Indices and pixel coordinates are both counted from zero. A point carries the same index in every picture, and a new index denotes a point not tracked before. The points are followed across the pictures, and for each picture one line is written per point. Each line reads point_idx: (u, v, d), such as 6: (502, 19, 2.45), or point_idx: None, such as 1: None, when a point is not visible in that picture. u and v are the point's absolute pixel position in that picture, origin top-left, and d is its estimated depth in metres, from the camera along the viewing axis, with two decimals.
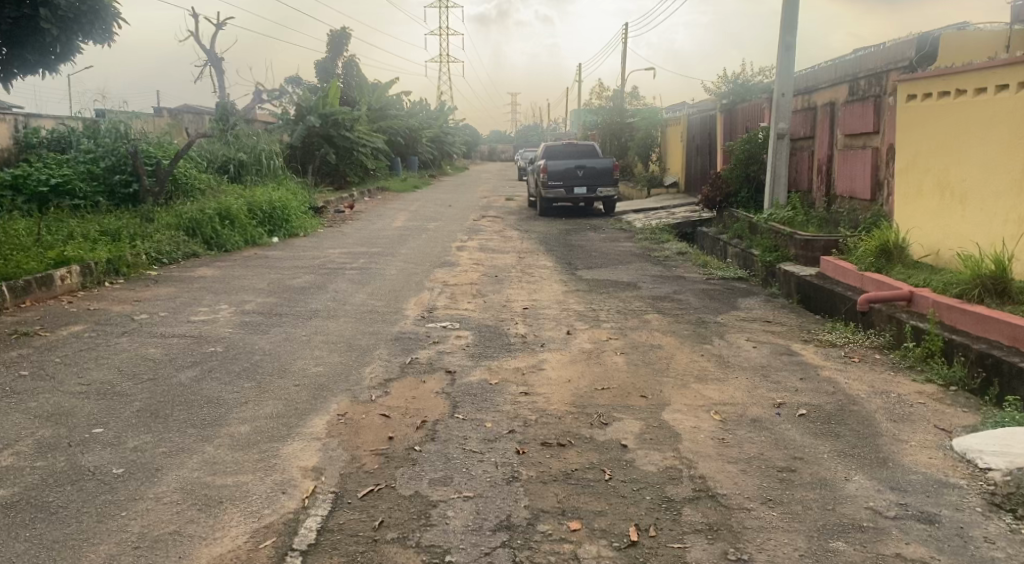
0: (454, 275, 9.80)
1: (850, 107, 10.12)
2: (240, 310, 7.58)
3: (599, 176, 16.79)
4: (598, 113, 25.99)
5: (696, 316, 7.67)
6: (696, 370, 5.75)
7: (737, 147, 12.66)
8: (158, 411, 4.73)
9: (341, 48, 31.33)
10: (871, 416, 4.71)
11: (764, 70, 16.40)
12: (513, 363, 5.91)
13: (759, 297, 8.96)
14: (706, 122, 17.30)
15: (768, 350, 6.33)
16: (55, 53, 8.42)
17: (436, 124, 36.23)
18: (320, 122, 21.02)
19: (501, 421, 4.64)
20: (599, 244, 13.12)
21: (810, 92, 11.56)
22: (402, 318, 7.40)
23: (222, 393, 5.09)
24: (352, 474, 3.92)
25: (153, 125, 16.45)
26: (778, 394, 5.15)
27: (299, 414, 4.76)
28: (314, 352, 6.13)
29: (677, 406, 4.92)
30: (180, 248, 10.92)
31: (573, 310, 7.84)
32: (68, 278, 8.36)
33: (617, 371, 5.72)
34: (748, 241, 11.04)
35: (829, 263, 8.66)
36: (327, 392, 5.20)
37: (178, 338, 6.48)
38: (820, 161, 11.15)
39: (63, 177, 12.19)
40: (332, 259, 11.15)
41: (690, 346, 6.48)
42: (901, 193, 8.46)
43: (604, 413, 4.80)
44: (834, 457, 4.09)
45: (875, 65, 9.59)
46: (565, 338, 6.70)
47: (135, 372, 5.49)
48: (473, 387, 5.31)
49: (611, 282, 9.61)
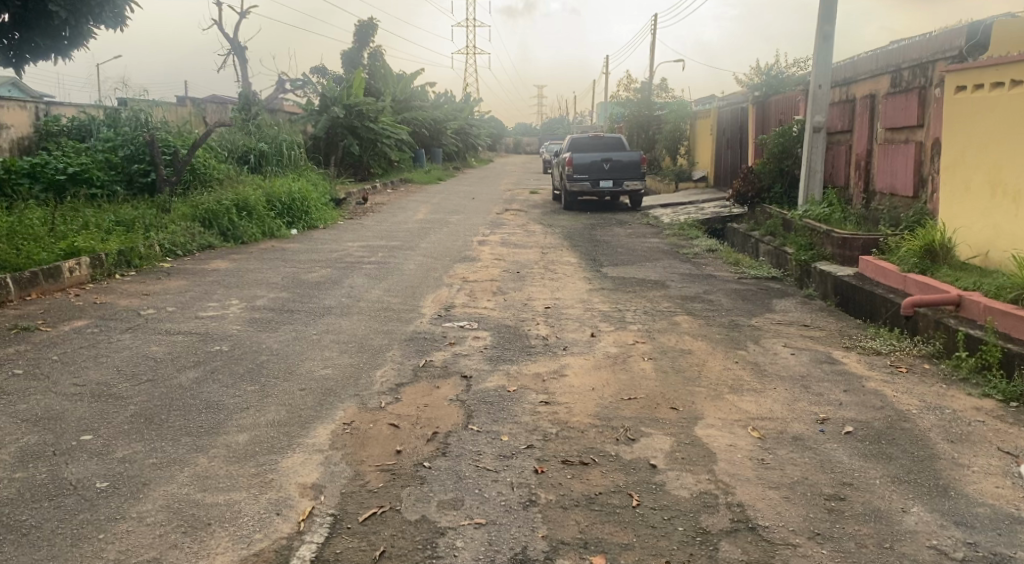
0: (475, 271, 9.45)
1: (892, 99, 9.60)
2: (250, 306, 7.27)
3: (626, 170, 16.33)
4: (624, 105, 25.52)
5: (728, 318, 7.26)
6: (729, 380, 5.35)
7: (770, 141, 12.16)
8: (153, 417, 4.43)
9: (367, 39, 31.03)
10: (925, 435, 4.31)
11: (799, 61, 15.86)
12: (533, 369, 5.54)
13: (794, 299, 8.51)
14: (738, 115, 16.79)
15: (807, 357, 5.92)
16: (66, 38, 8.24)
17: (461, 115, 35.93)
18: (344, 113, 20.74)
19: (518, 435, 4.28)
20: (625, 240, 12.70)
21: (849, 84, 11.04)
22: (418, 316, 7.05)
23: (223, 398, 4.78)
24: (355, 493, 3.59)
25: (174, 114, 16.26)
26: (821, 408, 4.75)
27: (302, 423, 4.44)
28: (324, 353, 5.80)
29: (711, 420, 4.54)
30: (196, 239, 10.67)
31: (597, 311, 7.45)
32: (77, 270, 8.11)
33: (645, 379, 5.33)
34: (782, 239, 10.57)
35: (868, 264, 8.19)
36: (332, 397, 4.87)
37: (183, 335, 6.17)
38: (858, 156, 10.63)
39: (81, 165, 11.99)
40: (350, 253, 10.83)
41: (723, 352, 6.07)
42: (947, 190, 7.97)
43: (631, 426, 4.42)
44: (887, 484, 3.70)
45: (921, 55, 9.07)
46: (589, 341, 6.32)
47: (134, 373, 5.19)
48: (489, 395, 4.95)
49: (638, 280, 9.19)
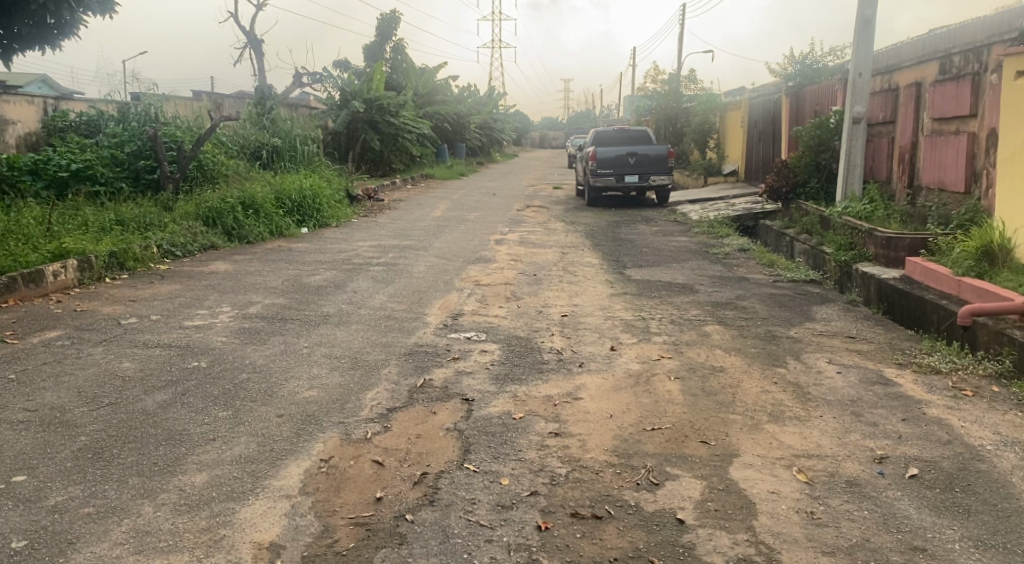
0: (489, 274, 8.83)
1: (940, 87, 8.82)
2: (241, 314, 6.69)
3: (652, 164, 15.59)
4: (651, 97, 24.83)
5: (763, 329, 6.56)
6: (768, 405, 4.66)
7: (805, 133, 11.40)
8: (102, 451, 3.85)
9: (390, 34, 30.39)
10: (1009, 480, 3.62)
11: (837, 50, 15.04)
12: (543, 390, 4.89)
13: (835, 305, 7.78)
14: (770, 106, 16.02)
15: (856, 377, 5.23)
16: (56, 29, 8.09)
17: (486, 109, 35.33)
18: (365, 107, 20.14)
19: (520, 477, 3.65)
20: (651, 238, 12.00)
21: (891, 72, 10.24)
22: (422, 326, 6.43)
23: (188, 426, 4.19)
24: (318, 559, 3.02)
25: (185, 108, 15.81)
26: (877, 443, 4.07)
27: (272, 459, 3.84)
28: (312, 370, 5.21)
29: (748, 459, 3.88)
30: (197, 239, 10.14)
31: (619, 320, 6.78)
32: (62, 274, 7.58)
33: (670, 404, 4.67)
34: (819, 238, 9.83)
35: (917, 266, 7.45)
36: (312, 425, 4.26)
37: (160, 349, 5.61)
38: (902, 149, 9.85)
39: (85, 162, 11.50)
40: (359, 253, 10.26)
41: (759, 370, 5.38)
42: (1007, 184, 7.21)
43: (654, 467, 3.77)
44: (968, 551, 3.05)
45: (973, 38, 8.29)
46: (608, 356, 5.67)
47: (95, 395, 4.60)
48: (491, 423, 4.32)
49: (664, 284, 8.51)
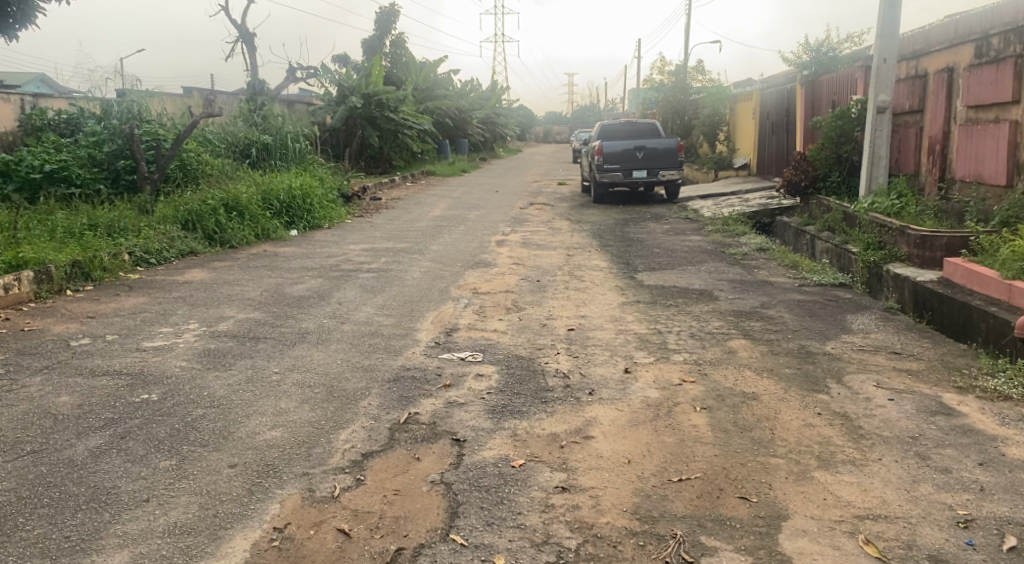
0: (487, 281, 8.06)
1: (977, 71, 8.03)
2: (208, 333, 5.95)
3: (662, 158, 14.80)
4: (658, 90, 23.99)
5: (795, 344, 5.80)
6: (815, 446, 3.91)
7: (825, 124, 10.60)
8: (4, 521, 3.15)
9: (389, 27, 29.59)
10: None
11: (853, 36, 14.22)
12: (547, 427, 4.14)
13: (869, 313, 7.03)
14: (784, 97, 15.17)
15: (913, 405, 4.49)
16: (13, 16, 7.67)
17: (489, 103, 34.55)
18: (363, 103, 19.31)
19: (520, 554, 2.96)
20: (663, 238, 11.21)
21: (919, 57, 9.42)
22: (410, 345, 5.69)
23: (117, 484, 3.46)
24: None
25: (172, 105, 15.09)
26: (956, 497, 3.34)
27: (213, 529, 3.12)
28: (279, 404, 4.47)
29: (800, 522, 3.15)
30: (174, 245, 9.41)
31: (633, 334, 6.02)
32: (16, 287, 6.86)
33: (699, 443, 3.93)
34: (844, 236, 9.05)
35: (957, 267, 6.65)
36: (270, 479, 3.54)
37: (108, 378, 4.88)
38: (932, 140, 9.06)
39: (60, 162, 10.78)
40: (349, 258, 9.53)
41: (798, 397, 4.62)
42: None
43: (685, 535, 3.07)
44: None
45: (1012, 17, 7.51)
46: (622, 381, 4.92)
47: (18, 441, 3.88)
48: (485, 474, 3.58)
49: (681, 290, 7.73)
